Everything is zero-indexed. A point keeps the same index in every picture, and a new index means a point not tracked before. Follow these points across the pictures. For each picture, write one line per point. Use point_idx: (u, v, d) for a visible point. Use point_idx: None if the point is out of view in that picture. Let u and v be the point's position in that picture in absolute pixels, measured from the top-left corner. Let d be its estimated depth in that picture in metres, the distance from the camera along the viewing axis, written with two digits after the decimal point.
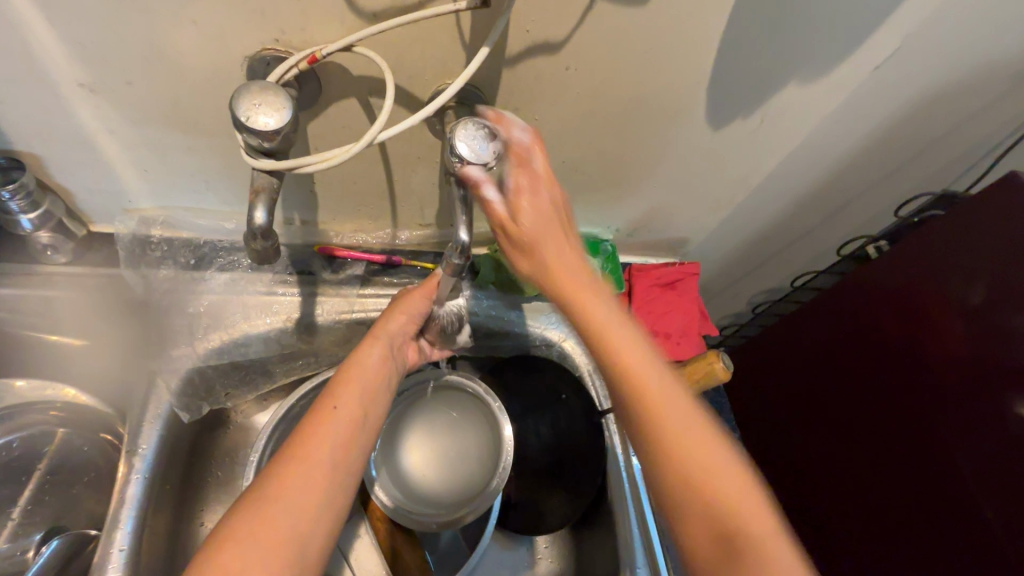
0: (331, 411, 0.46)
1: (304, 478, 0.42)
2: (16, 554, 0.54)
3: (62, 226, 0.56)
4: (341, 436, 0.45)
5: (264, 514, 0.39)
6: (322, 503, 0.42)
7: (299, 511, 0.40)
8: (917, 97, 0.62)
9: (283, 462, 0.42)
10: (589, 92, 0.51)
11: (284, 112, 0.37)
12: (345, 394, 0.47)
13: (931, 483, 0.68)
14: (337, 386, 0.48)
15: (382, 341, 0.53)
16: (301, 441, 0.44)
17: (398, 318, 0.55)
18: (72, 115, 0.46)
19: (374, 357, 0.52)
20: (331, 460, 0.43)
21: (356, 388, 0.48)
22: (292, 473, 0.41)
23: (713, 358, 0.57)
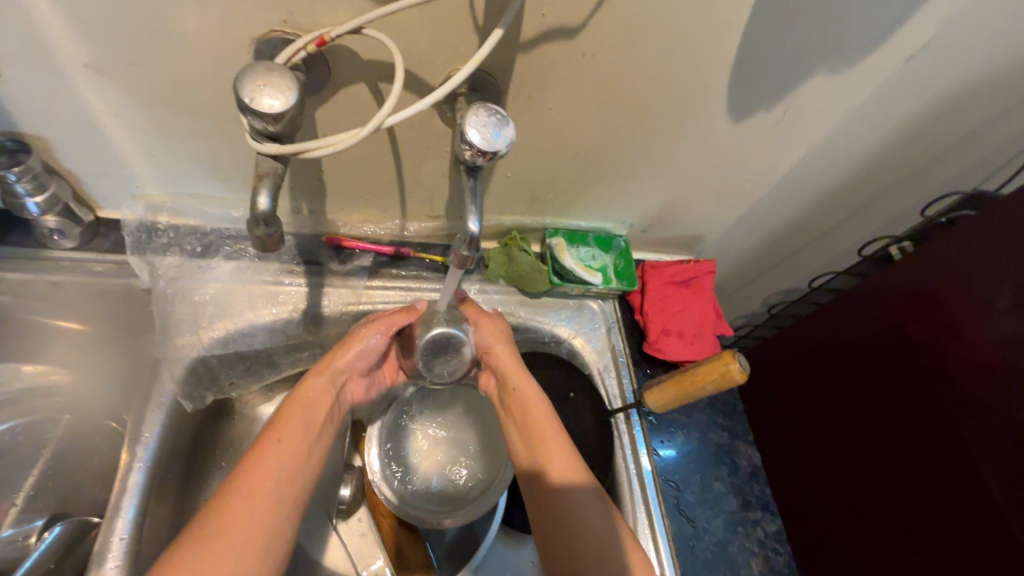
0: (272, 444, 0.47)
1: (248, 512, 0.43)
2: (19, 539, 0.54)
3: (70, 212, 0.55)
4: (284, 471, 0.46)
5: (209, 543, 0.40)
6: (269, 528, 0.43)
7: (244, 544, 0.42)
8: (948, 90, 0.60)
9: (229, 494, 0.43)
10: (605, 81, 0.50)
11: (289, 94, 0.36)
12: (287, 430, 0.49)
13: (953, 492, 0.66)
14: (284, 419, 0.50)
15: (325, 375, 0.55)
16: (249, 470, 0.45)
17: (350, 353, 0.56)
18: (78, 97, 0.45)
19: (315, 390, 0.53)
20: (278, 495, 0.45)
21: (300, 422, 0.50)
22: (238, 504, 0.43)
23: (729, 358, 0.55)
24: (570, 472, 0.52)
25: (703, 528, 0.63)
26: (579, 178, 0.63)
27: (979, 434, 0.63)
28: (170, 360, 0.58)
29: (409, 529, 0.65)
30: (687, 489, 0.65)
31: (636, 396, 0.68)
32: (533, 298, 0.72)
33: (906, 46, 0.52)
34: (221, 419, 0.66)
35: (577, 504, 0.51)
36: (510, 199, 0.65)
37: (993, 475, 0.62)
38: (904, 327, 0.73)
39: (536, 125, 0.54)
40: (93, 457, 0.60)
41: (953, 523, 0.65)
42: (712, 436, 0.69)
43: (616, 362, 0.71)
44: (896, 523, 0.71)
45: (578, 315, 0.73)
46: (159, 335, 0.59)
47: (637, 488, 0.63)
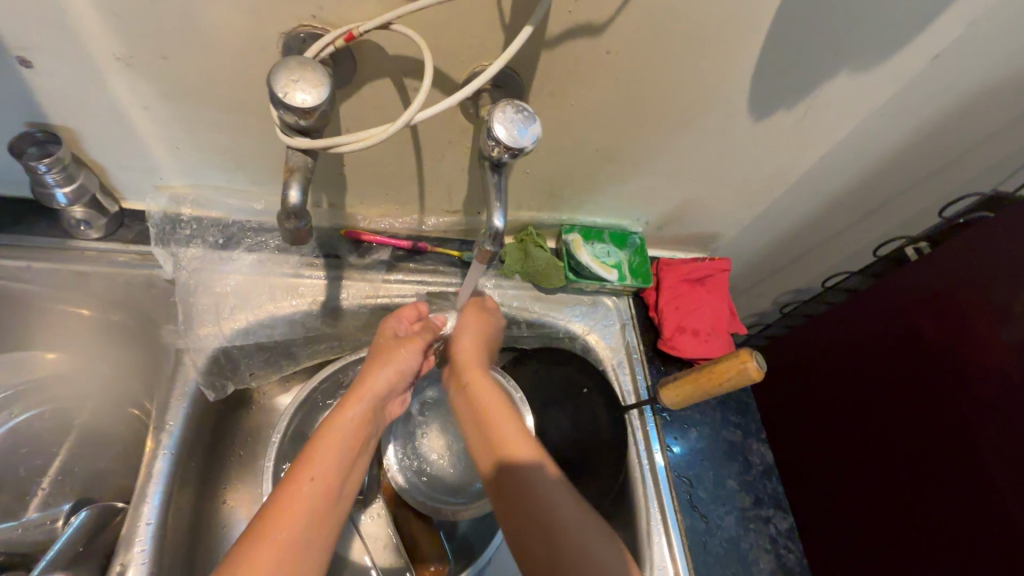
0: (307, 481, 0.45)
1: (276, 556, 0.40)
2: (47, 523, 0.56)
3: (95, 202, 0.56)
4: (316, 506, 0.44)
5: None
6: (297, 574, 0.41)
7: None
8: (970, 90, 0.60)
9: (257, 536, 0.41)
10: (628, 78, 0.50)
11: (322, 89, 0.36)
12: (321, 461, 0.46)
13: (968, 494, 0.66)
14: (319, 447, 0.47)
15: (363, 400, 0.52)
16: (277, 509, 0.43)
17: (389, 372, 0.54)
18: (108, 88, 0.46)
19: (352, 417, 0.50)
20: (309, 533, 0.43)
21: (336, 452, 0.47)
22: (267, 550, 0.41)
23: (746, 356, 0.55)
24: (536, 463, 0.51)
25: (715, 524, 0.63)
26: (597, 174, 0.63)
27: (992, 437, 0.63)
28: (193, 350, 0.59)
29: (423, 520, 0.66)
30: (700, 486, 0.65)
31: (650, 392, 0.69)
32: (548, 294, 0.72)
33: (930, 45, 0.52)
34: (241, 409, 0.67)
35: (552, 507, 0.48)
36: (528, 195, 0.65)
37: (1006, 479, 0.62)
38: (918, 329, 0.73)
39: (557, 121, 0.54)
40: (116, 445, 0.61)
41: (967, 527, 0.65)
42: (725, 433, 0.69)
43: (631, 359, 0.71)
44: (908, 527, 0.71)
45: (592, 312, 0.73)
46: (181, 325, 0.59)
47: (651, 483, 0.64)
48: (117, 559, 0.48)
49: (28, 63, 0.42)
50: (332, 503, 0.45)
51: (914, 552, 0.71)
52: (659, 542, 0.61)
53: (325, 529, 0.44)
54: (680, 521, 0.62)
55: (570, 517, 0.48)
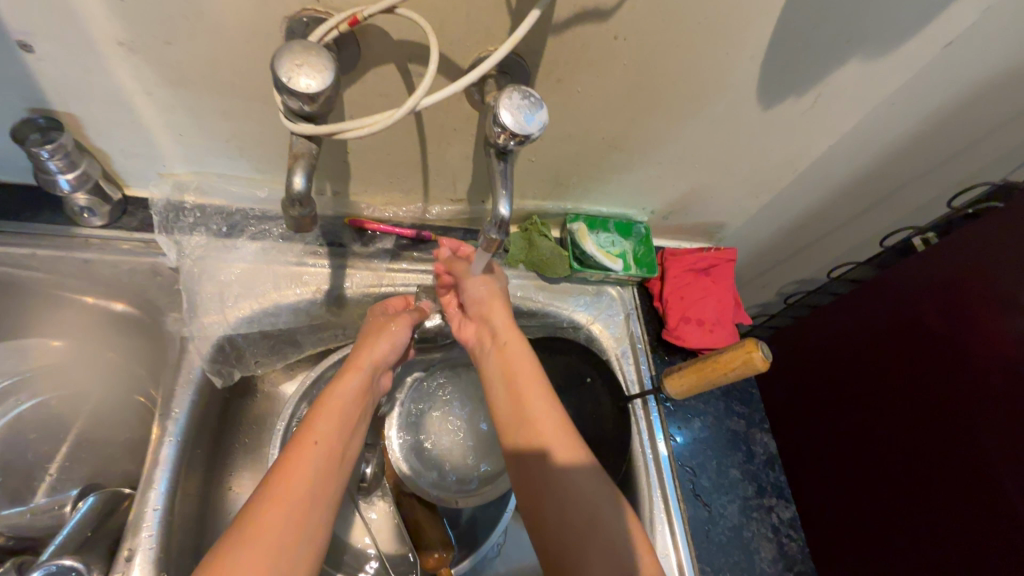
0: (310, 446, 0.46)
1: (284, 517, 0.41)
2: (55, 508, 0.56)
3: (98, 189, 0.55)
4: (320, 468, 0.45)
5: (247, 550, 0.39)
6: (302, 538, 0.42)
7: (278, 548, 0.40)
8: (984, 78, 0.59)
9: (263, 499, 0.42)
10: (636, 64, 0.49)
11: (326, 74, 0.36)
12: (323, 427, 0.48)
13: (972, 486, 0.66)
14: (319, 415, 0.49)
15: (362, 370, 0.54)
16: (281, 474, 0.44)
17: (384, 345, 0.56)
18: (110, 74, 0.45)
19: (350, 387, 0.52)
20: (315, 496, 0.44)
21: (334, 421, 0.49)
22: (275, 512, 0.41)
23: (752, 347, 0.55)
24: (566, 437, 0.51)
25: (718, 513, 0.64)
26: (603, 162, 0.62)
27: (995, 429, 0.64)
28: (197, 337, 0.59)
29: (428, 509, 0.65)
30: (703, 475, 0.65)
31: (653, 382, 0.69)
32: (551, 284, 0.72)
33: (946, 31, 0.51)
34: (247, 396, 0.67)
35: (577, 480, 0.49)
36: (532, 184, 0.65)
37: (1009, 470, 0.62)
38: (923, 322, 0.73)
39: (564, 107, 0.53)
40: (122, 432, 0.61)
41: (971, 518, 0.65)
42: (729, 423, 0.69)
43: (634, 349, 0.71)
44: (912, 518, 0.72)
45: (597, 302, 0.73)
46: (186, 314, 0.59)
47: (654, 473, 0.64)
48: (125, 544, 0.49)
49: (28, 46, 0.42)
50: (334, 468, 0.47)
51: (918, 544, 0.71)
52: (663, 531, 0.61)
53: (328, 492, 0.45)
54: (682, 510, 0.62)
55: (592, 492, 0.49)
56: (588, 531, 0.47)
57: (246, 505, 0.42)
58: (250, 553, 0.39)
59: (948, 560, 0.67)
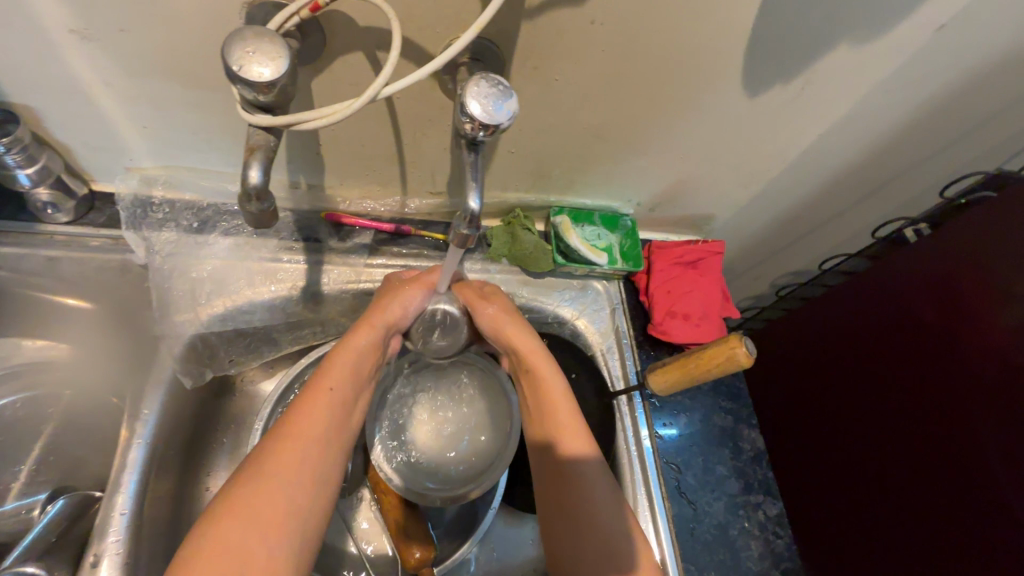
0: (324, 393, 0.46)
1: (298, 456, 0.43)
2: (22, 512, 0.55)
3: (62, 184, 0.54)
4: (333, 415, 0.46)
5: (261, 485, 0.40)
6: (317, 482, 0.43)
7: (292, 492, 0.41)
8: (977, 64, 0.57)
9: (278, 438, 0.43)
10: (616, 51, 0.47)
11: (280, 62, 0.34)
12: (338, 376, 0.48)
13: (962, 480, 0.65)
14: (333, 364, 0.49)
15: (376, 328, 0.53)
16: (294, 418, 0.44)
17: (395, 308, 0.54)
18: (64, 64, 0.43)
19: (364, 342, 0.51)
20: (329, 440, 0.45)
21: (348, 372, 0.49)
22: (290, 452, 0.43)
23: (735, 341, 0.54)
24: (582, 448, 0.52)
25: (703, 510, 0.63)
26: (587, 154, 0.61)
27: (991, 425, 0.62)
28: (169, 336, 0.57)
29: (409, 506, 0.64)
30: (689, 472, 0.64)
31: (639, 377, 0.68)
32: (536, 278, 0.70)
33: (938, 15, 0.49)
34: (224, 395, 0.66)
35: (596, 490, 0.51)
36: (514, 175, 0.63)
37: (1000, 465, 0.61)
38: (917, 315, 0.71)
39: (542, 96, 0.51)
40: (92, 434, 0.59)
41: (966, 517, 0.64)
42: (716, 418, 0.68)
43: (620, 344, 0.70)
44: (905, 517, 0.70)
45: (582, 296, 0.71)
46: (157, 312, 0.58)
47: (638, 470, 0.63)
48: (90, 550, 0.48)
49: None
50: (347, 413, 0.47)
51: (910, 543, 0.69)
52: (646, 529, 0.60)
53: (343, 438, 0.46)
54: (667, 507, 0.61)
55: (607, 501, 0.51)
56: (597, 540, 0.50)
57: (259, 447, 0.43)
58: (265, 486, 0.41)
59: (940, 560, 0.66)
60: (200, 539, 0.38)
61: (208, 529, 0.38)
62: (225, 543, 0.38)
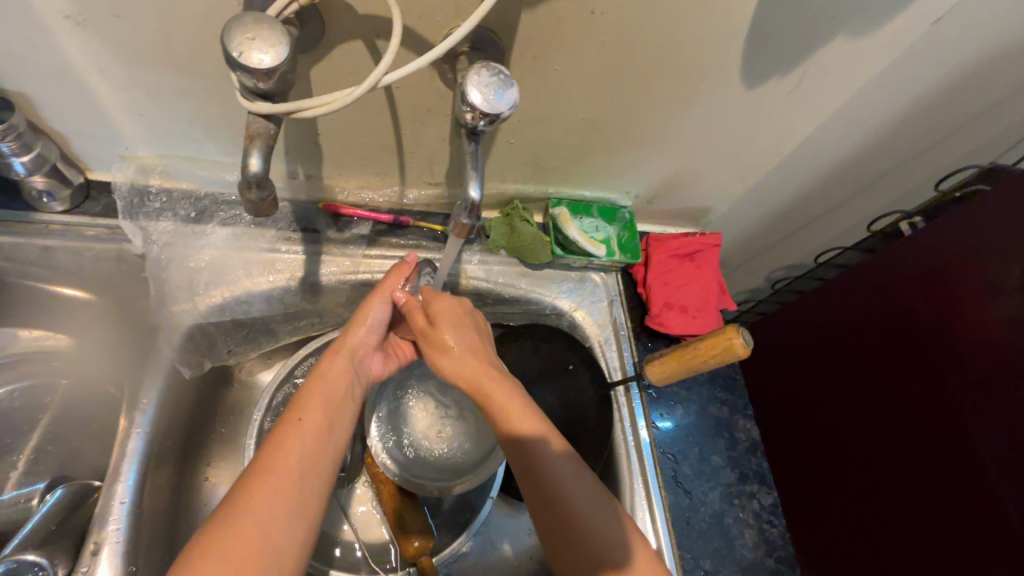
0: (294, 423, 0.45)
1: (271, 490, 0.41)
2: (21, 502, 0.55)
3: (56, 172, 0.53)
4: (309, 444, 0.45)
5: (240, 521, 0.39)
6: (292, 514, 0.41)
7: (267, 525, 0.39)
8: (972, 57, 0.57)
9: (252, 476, 0.42)
10: (615, 40, 0.47)
11: (280, 49, 0.34)
12: (311, 406, 0.47)
13: (950, 467, 0.66)
14: (306, 395, 0.48)
15: (343, 353, 0.53)
16: (269, 453, 0.43)
17: (359, 329, 0.54)
18: (58, 50, 0.43)
19: (337, 368, 0.51)
20: (307, 474, 0.43)
21: (321, 399, 0.48)
22: (263, 486, 0.41)
23: (731, 333, 0.54)
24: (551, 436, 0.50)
25: (699, 500, 0.63)
26: (585, 145, 0.61)
27: (981, 418, 0.64)
28: (168, 326, 0.58)
29: (407, 496, 0.64)
30: (685, 462, 0.65)
31: (636, 369, 0.68)
32: (534, 270, 0.71)
33: (935, 7, 0.49)
34: (223, 385, 0.66)
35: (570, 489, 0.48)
36: (512, 166, 0.63)
37: (990, 453, 0.62)
38: (910, 310, 0.72)
39: (541, 87, 0.51)
40: (88, 424, 0.59)
41: (955, 509, 0.66)
42: (712, 409, 0.69)
43: (618, 336, 0.70)
44: (897, 508, 0.72)
45: (580, 288, 0.72)
46: (154, 302, 0.58)
47: (636, 461, 0.63)
48: (91, 538, 0.48)
49: None
50: (324, 440, 0.46)
51: (902, 533, 0.71)
52: (642, 517, 0.61)
53: (323, 464, 0.45)
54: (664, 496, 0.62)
55: (587, 499, 0.48)
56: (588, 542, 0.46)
57: (235, 483, 0.42)
58: (241, 524, 0.39)
59: (931, 549, 0.68)
60: None
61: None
62: None
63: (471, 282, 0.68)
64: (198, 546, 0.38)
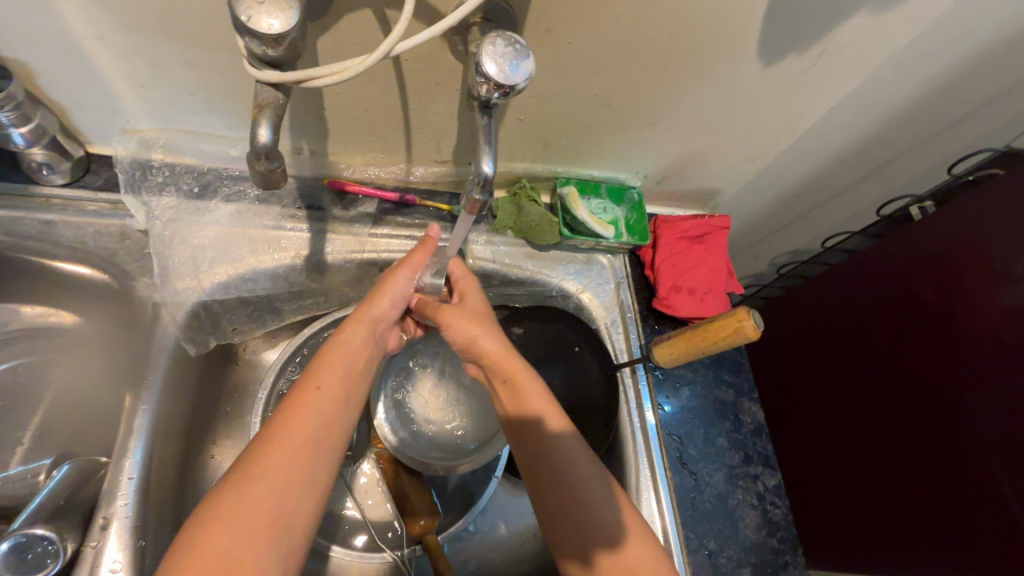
0: (311, 392, 0.45)
1: (287, 458, 0.41)
2: (28, 477, 0.54)
3: (57, 144, 0.52)
4: (326, 412, 0.44)
5: (251, 488, 0.39)
6: (305, 483, 0.41)
7: (280, 492, 0.39)
8: (994, 36, 0.56)
9: (268, 443, 0.41)
10: (631, 13, 0.46)
11: (290, 13, 0.33)
12: (330, 375, 0.46)
13: (950, 449, 0.67)
14: (323, 366, 0.47)
15: (368, 323, 0.52)
16: (285, 421, 0.43)
17: (383, 301, 0.53)
18: (56, 15, 0.41)
19: (359, 337, 0.50)
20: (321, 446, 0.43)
21: (340, 369, 0.47)
22: (277, 454, 0.41)
23: (742, 315, 0.54)
24: (555, 418, 0.49)
25: (704, 481, 0.64)
26: (595, 123, 0.59)
27: (984, 403, 0.64)
28: (170, 304, 0.57)
29: (412, 474, 0.64)
30: (691, 444, 0.65)
31: (642, 351, 0.68)
32: (541, 251, 0.70)
33: None
34: (227, 364, 0.66)
35: (574, 470, 0.48)
36: (522, 145, 0.62)
37: (990, 436, 0.63)
38: (914, 296, 0.72)
39: (554, 61, 0.50)
40: (90, 403, 0.58)
41: (954, 488, 0.67)
42: (718, 392, 0.69)
43: (624, 318, 0.70)
44: (904, 490, 0.73)
45: (587, 270, 0.71)
46: (156, 280, 0.57)
47: (641, 442, 0.64)
48: (99, 513, 0.48)
49: None
50: (342, 410, 0.46)
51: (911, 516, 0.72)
52: (649, 497, 0.62)
53: (336, 435, 0.44)
54: (669, 477, 0.63)
55: (594, 481, 0.48)
56: (591, 520, 0.47)
57: (249, 448, 0.41)
58: (256, 489, 0.39)
59: (939, 532, 0.69)
60: (185, 552, 0.36)
61: (190, 541, 0.36)
62: (206, 555, 0.36)
63: (478, 263, 0.68)
64: (209, 510, 0.38)
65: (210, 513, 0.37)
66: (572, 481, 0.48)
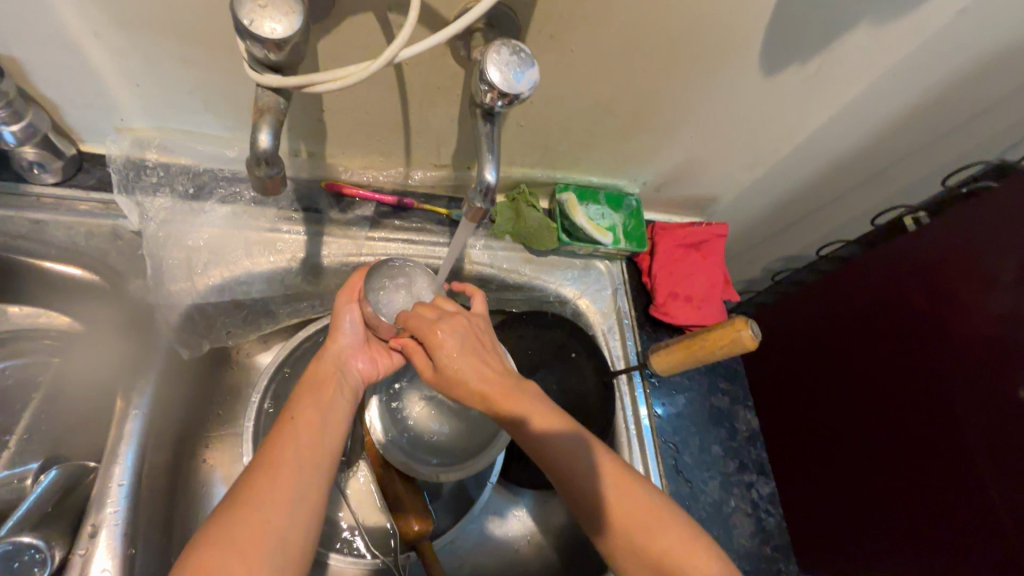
0: (288, 423, 0.45)
1: (274, 480, 0.41)
2: (15, 481, 0.53)
3: (48, 142, 0.51)
4: (306, 434, 0.45)
5: (239, 514, 0.39)
6: (297, 500, 0.41)
7: (273, 508, 0.40)
8: (990, 50, 0.56)
9: (255, 472, 0.42)
10: (634, 20, 0.46)
11: (294, 18, 0.33)
12: (305, 405, 0.47)
13: (940, 457, 0.68)
14: (298, 400, 0.48)
15: (331, 357, 0.52)
16: (268, 451, 0.43)
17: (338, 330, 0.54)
18: (49, 11, 0.40)
19: (326, 368, 0.51)
20: (306, 463, 0.43)
21: (312, 396, 0.48)
22: (265, 479, 0.41)
23: (741, 325, 0.54)
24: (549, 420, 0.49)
25: (699, 489, 0.64)
26: (596, 129, 0.59)
27: (976, 414, 0.65)
28: (165, 306, 0.56)
29: (403, 477, 0.63)
30: (686, 451, 0.65)
31: (639, 358, 0.68)
32: (538, 256, 0.70)
33: None
34: (220, 366, 0.65)
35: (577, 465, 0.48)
36: (521, 150, 0.62)
37: (982, 445, 0.64)
38: (907, 304, 0.73)
39: (557, 67, 0.50)
40: (79, 407, 0.57)
41: (946, 497, 0.68)
42: (713, 399, 0.69)
43: (621, 325, 0.70)
44: (897, 501, 0.73)
45: (584, 276, 0.71)
46: (151, 282, 0.56)
47: (638, 446, 0.64)
48: (88, 520, 0.47)
49: None
50: (324, 430, 0.46)
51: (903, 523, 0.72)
52: None
53: (323, 451, 0.45)
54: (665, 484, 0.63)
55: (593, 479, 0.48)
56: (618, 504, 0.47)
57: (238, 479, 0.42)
58: (247, 516, 0.39)
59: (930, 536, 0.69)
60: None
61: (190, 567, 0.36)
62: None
63: (476, 268, 0.67)
64: (206, 540, 0.38)
65: (206, 540, 0.38)
66: (575, 473, 0.48)
